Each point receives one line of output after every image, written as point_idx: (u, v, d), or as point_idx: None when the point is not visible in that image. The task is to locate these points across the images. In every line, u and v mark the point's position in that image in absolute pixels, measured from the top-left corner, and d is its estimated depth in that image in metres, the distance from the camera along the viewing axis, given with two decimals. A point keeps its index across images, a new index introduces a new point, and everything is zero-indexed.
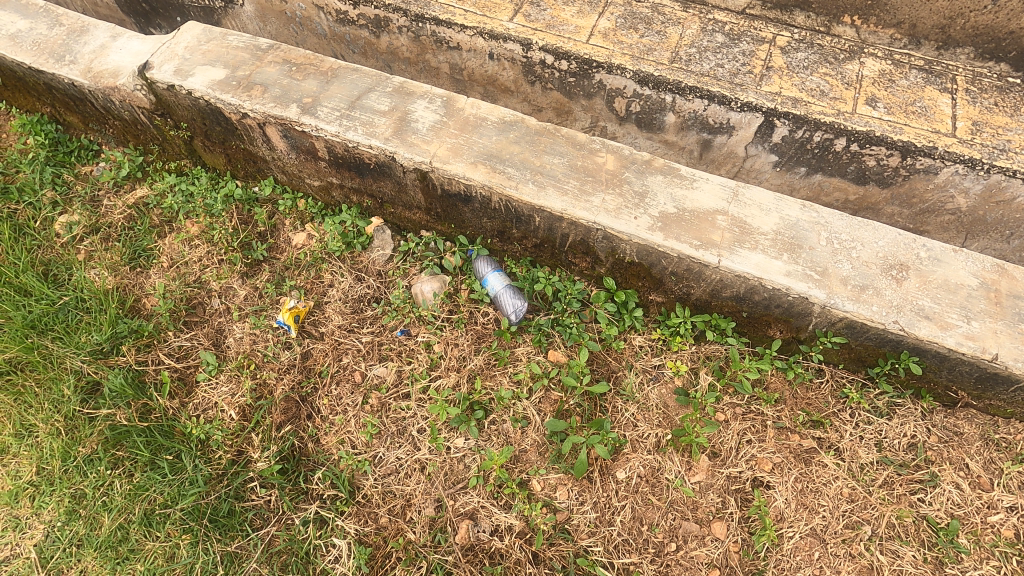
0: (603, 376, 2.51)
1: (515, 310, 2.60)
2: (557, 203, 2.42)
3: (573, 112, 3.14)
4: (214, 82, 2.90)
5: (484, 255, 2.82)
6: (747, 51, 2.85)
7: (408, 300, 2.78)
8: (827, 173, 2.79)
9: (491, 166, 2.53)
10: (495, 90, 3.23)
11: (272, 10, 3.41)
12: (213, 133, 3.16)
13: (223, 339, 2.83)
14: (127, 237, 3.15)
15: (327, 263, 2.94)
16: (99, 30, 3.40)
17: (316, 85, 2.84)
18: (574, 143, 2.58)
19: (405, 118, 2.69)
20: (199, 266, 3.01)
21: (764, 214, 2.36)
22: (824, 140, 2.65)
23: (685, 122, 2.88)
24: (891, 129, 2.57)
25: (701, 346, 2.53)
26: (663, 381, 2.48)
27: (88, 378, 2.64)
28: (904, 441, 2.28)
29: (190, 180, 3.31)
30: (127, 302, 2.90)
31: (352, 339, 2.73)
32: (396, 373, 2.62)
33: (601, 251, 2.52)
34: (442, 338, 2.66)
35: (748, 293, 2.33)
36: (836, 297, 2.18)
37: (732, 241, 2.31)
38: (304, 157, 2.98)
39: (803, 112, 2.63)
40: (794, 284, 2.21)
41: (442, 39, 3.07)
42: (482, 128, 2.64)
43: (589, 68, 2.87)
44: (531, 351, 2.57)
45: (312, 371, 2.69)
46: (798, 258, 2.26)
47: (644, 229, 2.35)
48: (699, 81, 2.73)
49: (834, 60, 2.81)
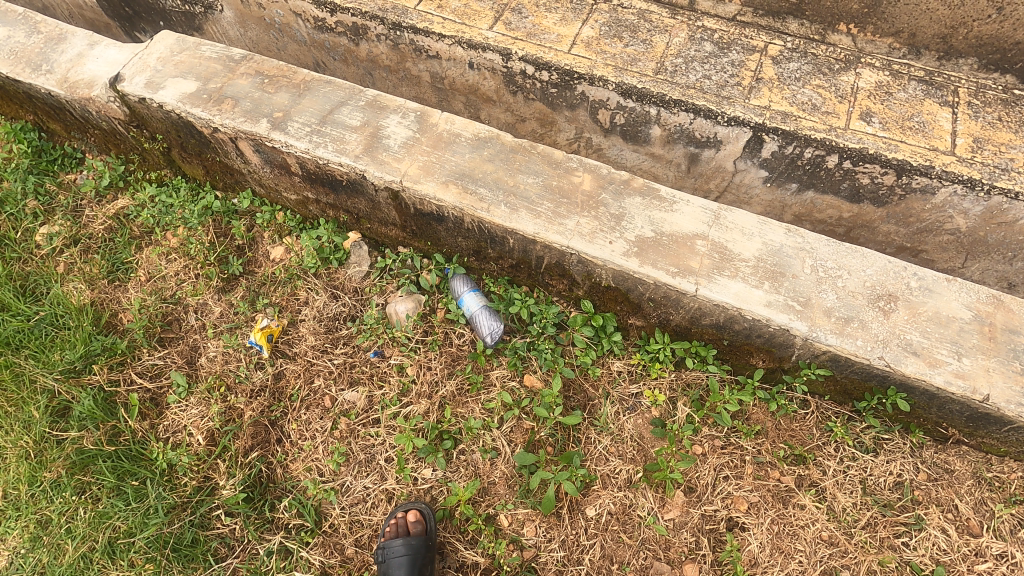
0: (578, 404, 2.43)
1: (491, 332, 2.55)
2: (530, 226, 2.32)
3: (557, 123, 3.04)
4: (185, 95, 2.82)
5: (461, 274, 2.75)
6: (737, 62, 2.71)
7: (382, 321, 2.74)
8: (819, 190, 2.68)
9: (463, 187, 2.43)
10: (477, 99, 3.13)
11: (251, 16, 3.32)
12: (189, 145, 3.10)
13: (197, 357, 2.81)
14: (107, 249, 3.13)
15: (302, 281, 2.90)
16: (76, 38, 3.33)
17: (287, 98, 2.75)
18: (550, 161, 2.46)
19: (377, 134, 2.60)
20: (175, 280, 2.99)
21: (745, 239, 2.24)
22: (815, 156, 2.53)
23: (671, 135, 2.78)
24: (885, 146, 2.44)
25: (681, 374, 2.43)
26: (639, 411, 2.39)
27: (59, 398, 2.62)
28: (890, 480, 2.17)
29: (169, 191, 3.27)
30: (102, 319, 2.88)
31: (324, 361, 2.68)
32: (366, 398, 2.55)
33: (577, 274, 2.42)
34: (415, 361, 2.60)
35: (728, 323, 2.22)
36: (819, 330, 2.06)
37: (711, 268, 2.19)
38: (278, 171, 2.91)
39: (793, 127, 2.51)
40: (774, 316, 2.09)
41: (422, 48, 2.97)
42: (455, 145, 2.53)
43: (570, 79, 2.76)
44: (506, 376, 2.51)
45: (283, 394, 2.64)
46: (781, 286, 2.14)
47: (619, 255, 2.24)
48: (685, 93, 2.62)
49: (828, 71, 2.66)
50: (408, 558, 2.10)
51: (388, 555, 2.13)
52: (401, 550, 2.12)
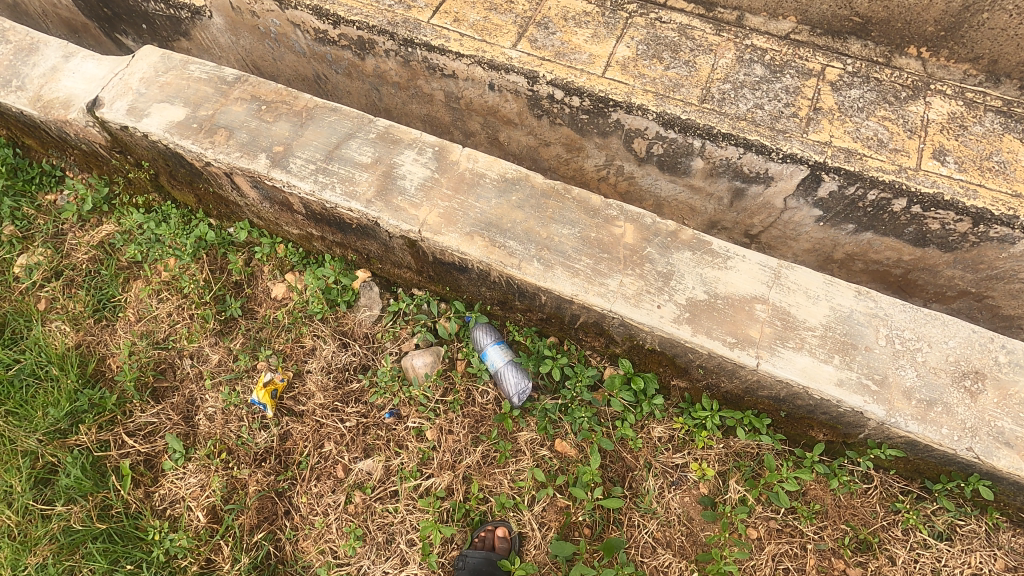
0: (617, 476, 2.23)
1: (518, 391, 2.35)
2: (567, 287, 2.06)
3: (586, 149, 2.75)
4: (172, 124, 2.52)
5: (483, 322, 2.51)
6: (791, 88, 2.42)
7: (398, 377, 2.50)
8: (880, 232, 2.42)
9: (490, 239, 2.16)
10: (496, 120, 2.83)
11: (243, 24, 2.99)
12: (179, 173, 2.81)
13: (194, 411, 2.57)
14: (92, 283, 2.86)
15: (308, 327, 2.65)
16: (49, 48, 3.00)
17: (288, 129, 2.46)
18: (586, 208, 2.19)
19: (390, 174, 2.31)
20: (168, 322, 2.73)
21: (811, 303, 1.99)
22: (881, 200, 2.27)
23: (715, 169, 2.50)
24: (963, 191, 2.18)
25: (730, 444, 2.22)
26: (685, 487, 2.20)
27: (43, 463, 2.38)
28: (966, 572, 1.98)
29: (158, 219, 2.98)
30: (89, 368, 2.63)
31: (335, 422, 2.45)
32: (382, 468, 2.33)
33: (618, 335, 2.18)
34: (436, 424, 2.38)
35: (789, 397, 1.99)
36: (897, 415, 1.83)
37: (773, 338, 1.95)
38: (278, 207, 2.63)
39: (857, 167, 2.24)
40: (847, 397, 1.86)
41: (436, 66, 2.66)
42: (479, 188, 2.26)
43: (604, 107, 2.47)
44: (536, 443, 2.30)
45: (291, 459, 2.41)
46: (852, 361, 1.90)
47: (669, 321, 1.99)
48: (735, 126, 2.34)
49: (894, 99, 2.37)
50: (487, 571, 2.06)
51: (468, 564, 2.08)
52: (482, 561, 2.08)
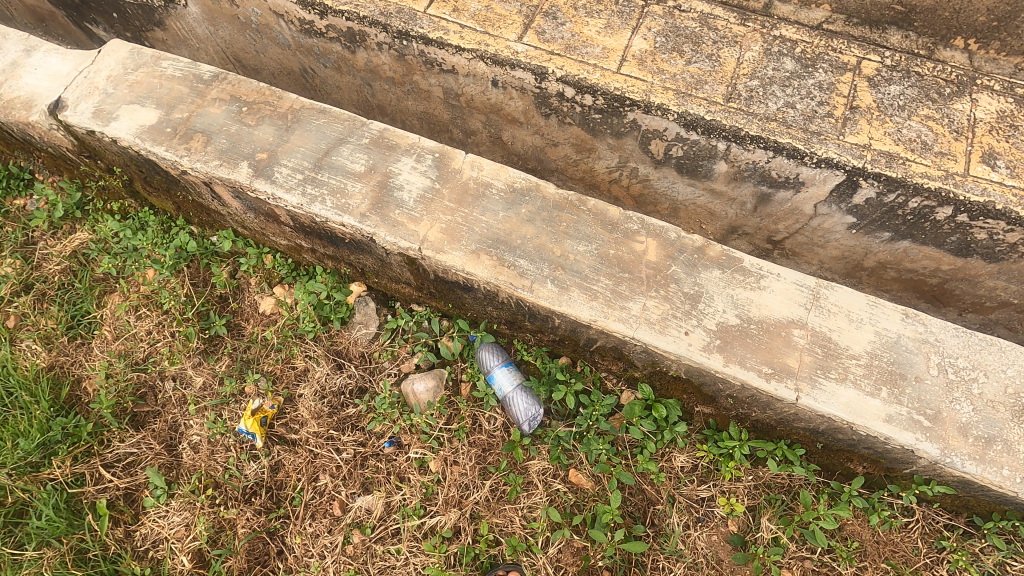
0: (637, 512, 2.06)
1: (528, 418, 2.18)
2: (584, 311, 1.87)
3: (597, 150, 2.53)
4: (143, 128, 2.28)
5: (489, 342, 2.32)
6: (826, 84, 2.21)
7: (398, 402, 2.31)
8: (919, 241, 2.23)
9: (498, 257, 1.96)
10: (500, 119, 2.60)
11: (222, 14, 2.73)
12: (154, 180, 2.58)
13: (177, 440, 2.37)
14: (65, 297, 2.63)
15: (299, 347, 2.44)
16: (9, 42, 2.73)
17: (272, 133, 2.23)
18: (604, 222, 2.00)
19: (386, 184, 2.10)
20: (147, 341, 2.51)
21: (854, 328, 1.82)
22: (924, 208, 2.08)
23: (740, 173, 2.29)
24: (1015, 199, 1.99)
25: (760, 475, 2.05)
26: (711, 523, 2.03)
27: (13, 499, 2.17)
28: None
29: (135, 227, 2.74)
30: (62, 392, 2.41)
31: (331, 452, 2.26)
32: (383, 505, 2.15)
33: (638, 360, 1.99)
34: (440, 455, 2.20)
35: (830, 431, 1.82)
36: (953, 454, 1.67)
37: (813, 368, 1.77)
38: (264, 218, 2.41)
39: (900, 173, 2.04)
40: (897, 435, 1.69)
41: (434, 61, 2.43)
42: (486, 200, 2.05)
43: (620, 106, 2.25)
44: (549, 475, 2.12)
45: (283, 494, 2.23)
46: (902, 394, 1.73)
47: (698, 350, 1.81)
48: (764, 127, 2.13)
49: (937, 96, 2.17)
50: None
51: None
52: None
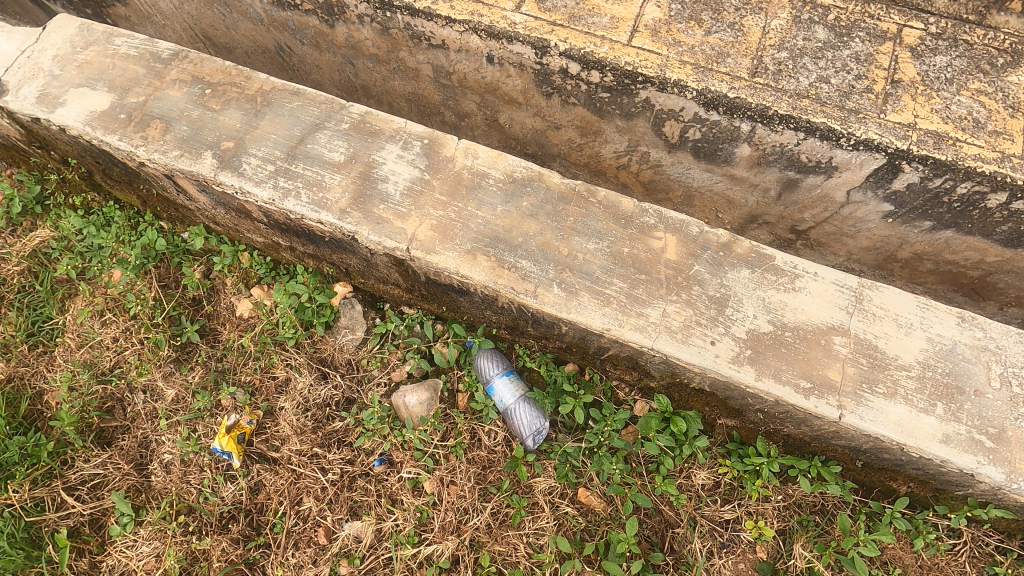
0: (654, 536, 1.86)
1: (533, 433, 1.96)
2: (596, 319, 1.65)
3: (605, 133, 2.28)
4: (94, 115, 2.03)
5: (487, 348, 2.10)
6: (863, 55, 1.96)
7: (388, 416, 2.09)
8: (964, 231, 2.00)
9: (497, 258, 1.73)
10: (497, 99, 2.35)
11: None
12: (115, 172, 2.32)
13: (149, 459, 2.15)
14: (24, 300, 2.36)
15: (278, 356, 2.22)
16: None
17: (239, 118, 1.98)
18: (615, 215, 1.77)
19: (370, 176, 1.86)
20: (114, 349, 2.27)
21: (903, 336, 1.61)
22: (974, 194, 1.86)
23: (765, 157, 2.05)
24: None
25: (790, 494, 1.85)
26: (737, 549, 1.83)
27: None
28: None
29: (99, 223, 2.48)
30: (20, 409, 2.16)
31: (315, 473, 2.05)
32: (373, 532, 1.94)
33: (656, 371, 1.78)
34: (435, 474, 1.99)
35: (874, 451, 1.62)
36: (1019, 479, 1.49)
37: (858, 382, 1.57)
38: (236, 214, 2.17)
39: (949, 155, 1.81)
40: (956, 458, 1.50)
41: (421, 35, 2.17)
42: (482, 193, 1.82)
43: (631, 83, 2.01)
44: (556, 497, 1.92)
45: (264, 520, 2.02)
46: (960, 411, 1.54)
47: (727, 362, 1.60)
48: (795, 105, 1.88)
49: (989, 67, 1.93)
50: None
51: None
52: None
